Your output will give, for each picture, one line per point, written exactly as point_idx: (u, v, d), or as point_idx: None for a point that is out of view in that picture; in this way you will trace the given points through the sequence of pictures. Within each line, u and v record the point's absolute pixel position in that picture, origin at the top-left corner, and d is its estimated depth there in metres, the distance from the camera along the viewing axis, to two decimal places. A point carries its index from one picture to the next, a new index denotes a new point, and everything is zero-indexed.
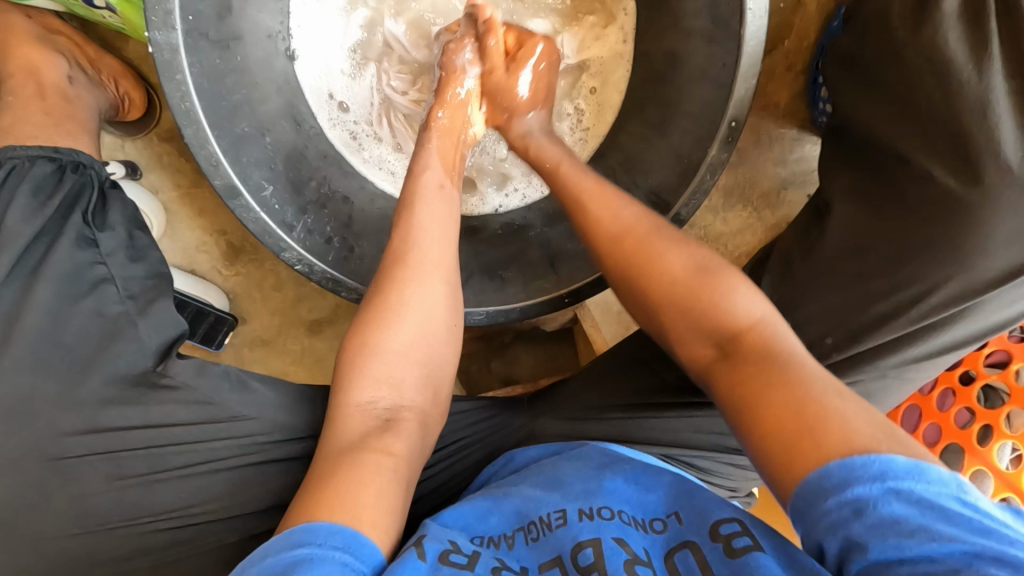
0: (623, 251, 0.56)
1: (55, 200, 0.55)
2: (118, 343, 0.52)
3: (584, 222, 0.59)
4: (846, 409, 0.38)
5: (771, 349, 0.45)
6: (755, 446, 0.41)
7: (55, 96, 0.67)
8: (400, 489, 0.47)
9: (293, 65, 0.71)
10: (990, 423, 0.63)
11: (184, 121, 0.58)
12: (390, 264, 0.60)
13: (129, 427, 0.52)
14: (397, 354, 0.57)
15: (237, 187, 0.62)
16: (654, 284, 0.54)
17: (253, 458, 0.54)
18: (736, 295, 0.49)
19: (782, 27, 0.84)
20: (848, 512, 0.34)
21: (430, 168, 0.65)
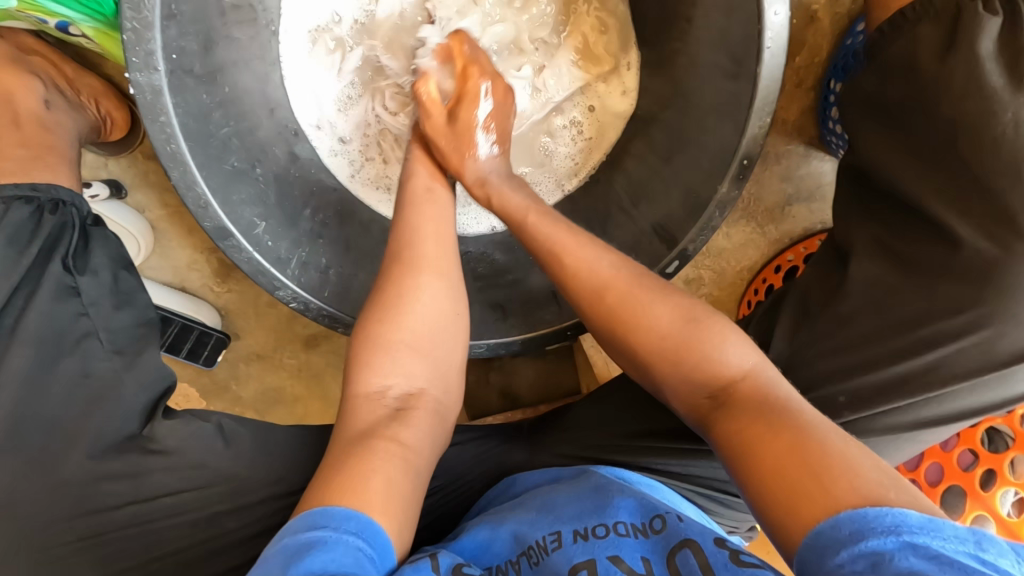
0: (604, 309, 0.50)
1: (35, 245, 0.53)
2: (102, 407, 0.52)
3: (561, 276, 0.52)
4: (851, 454, 0.35)
5: (768, 399, 0.40)
6: (761, 500, 0.37)
7: (31, 124, 0.62)
8: (409, 480, 0.44)
9: (285, 90, 0.67)
10: (994, 468, 0.62)
11: (169, 162, 0.53)
12: (390, 261, 0.56)
13: (125, 493, 0.51)
14: (408, 339, 0.52)
15: (228, 228, 0.57)
16: (636, 349, 0.48)
17: (248, 513, 0.54)
18: (725, 343, 0.44)
19: (794, 44, 0.87)
20: (863, 566, 0.30)
21: (416, 172, 0.62)
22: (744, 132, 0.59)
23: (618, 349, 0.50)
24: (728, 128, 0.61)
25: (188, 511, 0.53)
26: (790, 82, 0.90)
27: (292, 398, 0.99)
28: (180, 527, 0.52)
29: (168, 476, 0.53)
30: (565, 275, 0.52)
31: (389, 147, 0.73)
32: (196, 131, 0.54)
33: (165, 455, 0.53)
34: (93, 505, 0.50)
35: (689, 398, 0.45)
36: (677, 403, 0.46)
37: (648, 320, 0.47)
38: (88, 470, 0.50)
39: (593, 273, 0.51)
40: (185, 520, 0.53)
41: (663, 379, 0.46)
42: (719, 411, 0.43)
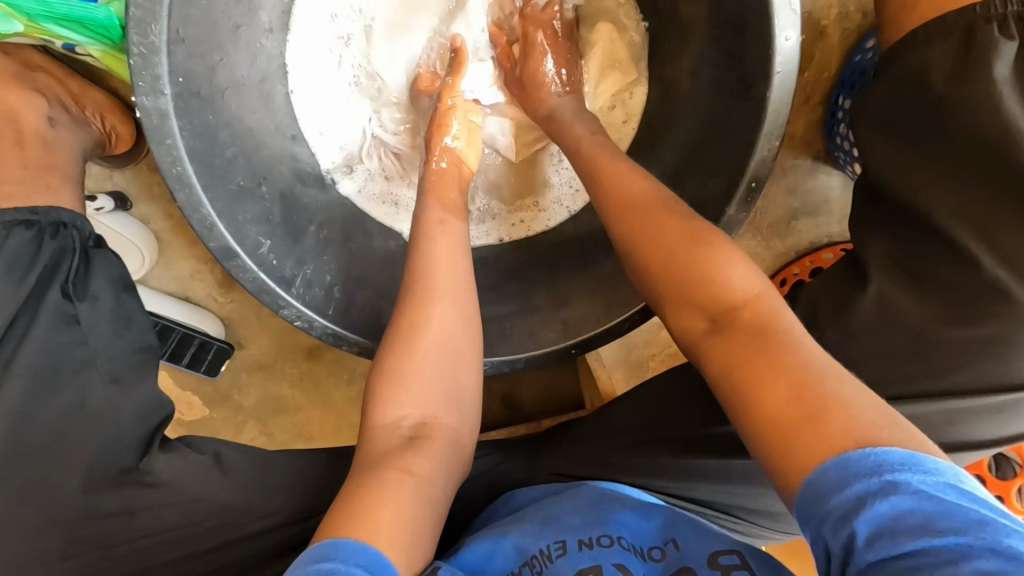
0: (629, 219, 0.52)
1: (34, 274, 0.52)
2: (100, 436, 0.51)
3: (599, 192, 0.57)
4: (846, 393, 0.35)
5: (768, 322, 0.41)
6: (746, 426, 0.38)
7: (34, 142, 0.62)
8: (421, 510, 0.44)
9: (291, 101, 0.67)
10: (1001, 494, 0.62)
11: (175, 184, 0.53)
12: (405, 294, 0.56)
13: (122, 523, 0.51)
14: (420, 372, 0.52)
15: (233, 248, 0.57)
16: (651, 261, 0.49)
17: (247, 540, 0.54)
18: (733, 266, 0.45)
19: (804, 59, 0.86)
20: (848, 510, 0.31)
21: (427, 207, 0.61)
22: (753, 153, 0.59)
23: (631, 262, 0.51)
24: (736, 150, 0.61)
25: (187, 540, 0.52)
26: (799, 97, 0.89)
27: (293, 407, 0.99)
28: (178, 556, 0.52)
29: (165, 503, 0.52)
30: (606, 192, 0.56)
31: (388, 158, 0.74)
32: (201, 152, 0.54)
33: (160, 485, 0.53)
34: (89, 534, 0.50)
35: (691, 324, 0.46)
36: (677, 323, 0.47)
37: (660, 230, 0.49)
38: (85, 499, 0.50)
39: (626, 195, 0.54)
40: (183, 550, 0.52)
41: (672, 296, 0.47)
42: (716, 333, 0.43)
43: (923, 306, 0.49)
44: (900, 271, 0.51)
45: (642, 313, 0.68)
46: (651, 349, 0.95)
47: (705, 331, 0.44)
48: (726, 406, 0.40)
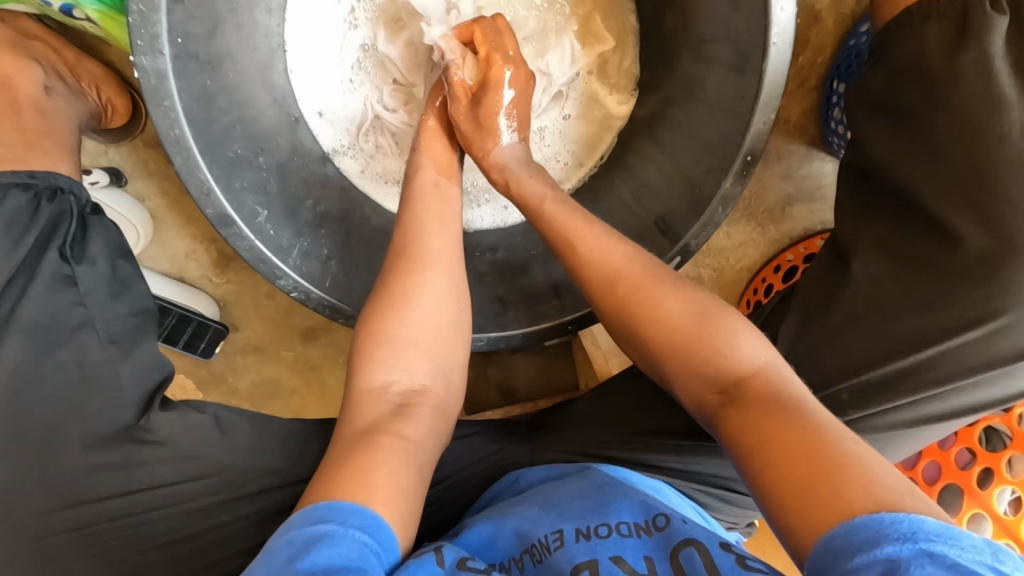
0: (615, 300, 0.50)
1: (29, 236, 0.52)
2: (98, 396, 0.51)
3: (573, 265, 0.54)
4: (868, 458, 0.34)
5: (777, 390, 0.40)
6: (764, 495, 0.36)
7: (29, 110, 0.61)
8: (412, 476, 0.44)
9: (289, 79, 0.67)
10: (991, 466, 0.62)
11: (173, 147, 0.53)
12: (395, 257, 0.56)
13: (115, 482, 0.51)
14: (411, 335, 0.53)
15: (230, 216, 0.57)
16: (650, 339, 0.48)
17: (240, 509, 0.53)
18: (737, 338, 0.44)
19: (798, 43, 0.87)
20: (877, 572, 0.28)
21: (423, 167, 0.62)
22: (748, 127, 0.59)
23: (626, 330, 0.50)
24: (731, 124, 0.62)
25: (173, 511, 0.52)
26: (793, 82, 0.90)
27: (288, 391, 0.99)
28: (171, 517, 0.52)
29: (160, 465, 0.52)
30: (583, 262, 0.53)
31: (384, 138, 0.72)
32: (198, 115, 0.54)
33: (159, 444, 0.52)
34: (84, 492, 0.50)
35: (699, 397, 0.44)
36: (685, 394, 0.46)
37: (663, 310, 0.48)
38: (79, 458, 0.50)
39: (606, 266, 0.51)
40: (176, 511, 0.52)
41: (678, 371, 0.46)
42: (727, 405, 0.42)
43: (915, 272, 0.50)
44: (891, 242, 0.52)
45: None
46: None
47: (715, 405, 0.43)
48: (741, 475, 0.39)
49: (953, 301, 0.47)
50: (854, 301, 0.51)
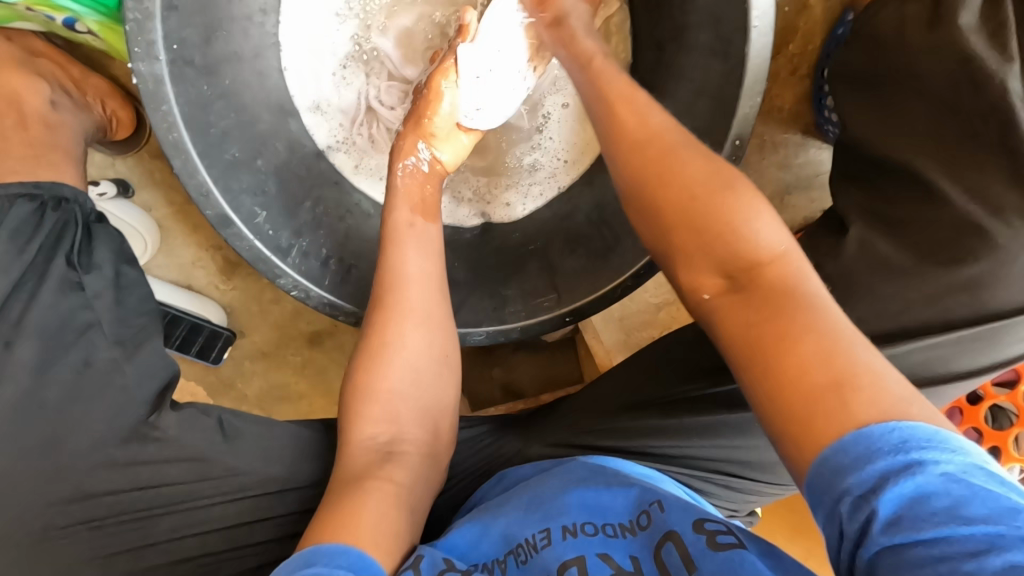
0: (643, 159, 0.45)
1: (36, 244, 0.54)
2: (105, 394, 0.52)
3: (606, 128, 0.49)
4: (875, 366, 0.32)
5: (792, 283, 0.36)
6: (761, 396, 0.35)
7: (37, 124, 0.64)
8: (402, 518, 0.47)
9: (284, 78, 0.69)
10: (998, 444, 0.61)
11: (172, 151, 0.55)
12: (375, 309, 0.57)
13: (118, 477, 0.52)
14: (394, 387, 0.55)
15: (229, 216, 0.59)
16: (661, 209, 0.43)
17: (241, 508, 0.55)
18: (759, 220, 0.39)
19: (787, 31, 0.88)
20: (868, 490, 0.30)
21: (398, 207, 0.61)
22: (736, 110, 0.60)
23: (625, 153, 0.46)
24: (718, 110, 0.62)
25: (181, 513, 0.54)
26: (784, 70, 0.90)
27: (295, 396, 1.00)
28: (176, 529, 0.53)
29: (162, 461, 0.53)
30: (609, 134, 0.49)
31: (377, 131, 0.73)
32: (196, 119, 0.56)
33: (160, 441, 0.54)
34: (89, 487, 0.51)
35: (700, 283, 0.41)
36: (680, 274, 0.42)
37: (676, 174, 0.43)
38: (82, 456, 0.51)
39: (633, 133, 0.47)
40: (179, 525, 0.53)
41: (685, 249, 0.42)
42: (732, 292, 0.39)
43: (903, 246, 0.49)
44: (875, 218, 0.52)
45: (633, 279, 0.70)
46: (650, 331, 0.94)
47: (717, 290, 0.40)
48: (736, 369, 0.37)
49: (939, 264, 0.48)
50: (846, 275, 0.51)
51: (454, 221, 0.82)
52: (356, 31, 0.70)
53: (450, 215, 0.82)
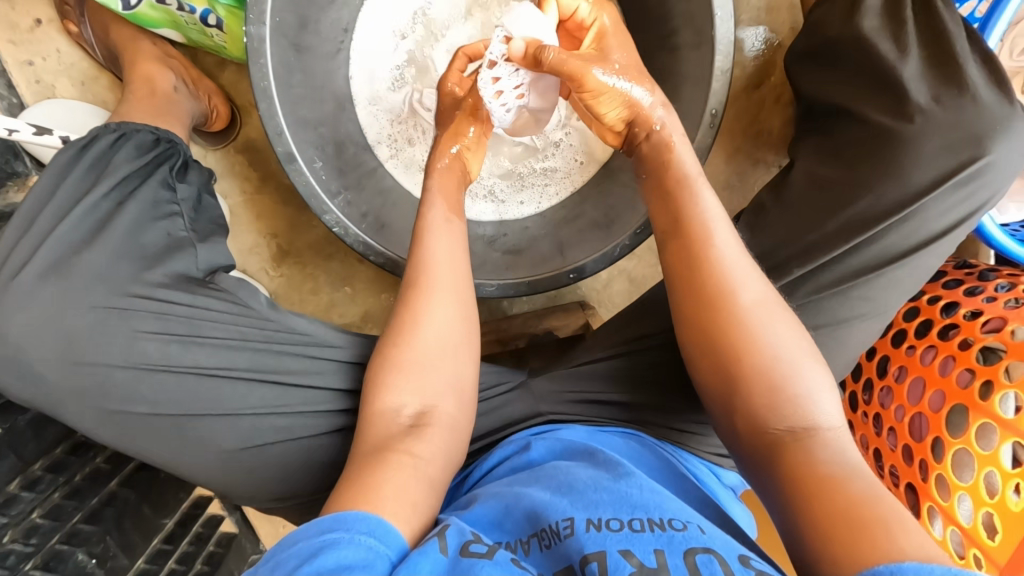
0: (705, 300, 0.58)
1: (149, 157, 0.67)
2: (176, 256, 0.61)
3: (687, 256, 0.60)
4: (886, 510, 0.44)
5: (837, 454, 0.50)
6: (808, 523, 0.46)
7: (161, 97, 0.83)
8: (422, 489, 0.51)
9: (349, 83, 0.88)
10: (990, 378, 0.62)
11: (260, 97, 0.70)
12: (407, 288, 0.64)
13: (181, 300, 0.59)
14: (415, 357, 0.60)
15: (293, 154, 0.73)
16: (736, 370, 0.55)
17: (275, 346, 0.61)
18: (814, 393, 0.53)
19: (767, 66, 1.03)
20: None
21: (434, 206, 0.70)
22: (711, 90, 0.73)
23: (696, 313, 0.58)
24: (701, 90, 0.75)
25: (220, 332, 0.60)
26: (770, 99, 1.05)
27: None
28: (216, 343, 0.59)
29: (222, 311, 0.61)
30: (687, 259, 0.60)
31: (414, 129, 0.90)
32: (282, 80, 0.73)
33: (220, 292, 0.61)
34: (160, 325, 0.58)
35: (763, 430, 0.53)
36: (745, 428, 0.55)
37: (761, 333, 0.55)
38: (150, 303, 0.58)
39: (724, 272, 0.57)
40: (215, 340, 0.60)
41: (748, 395, 0.54)
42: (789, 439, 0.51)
43: (836, 165, 0.59)
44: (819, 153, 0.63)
45: (632, 237, 0.82)
46: None
47: (780, 438, 0.52)
48: (794, 509, 0.48)
49: (874, 170, 0.56)
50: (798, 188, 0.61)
51: (472, 215, 0.95)
52: (409, 50, 0.90)
53: (472, 210, 0.95)
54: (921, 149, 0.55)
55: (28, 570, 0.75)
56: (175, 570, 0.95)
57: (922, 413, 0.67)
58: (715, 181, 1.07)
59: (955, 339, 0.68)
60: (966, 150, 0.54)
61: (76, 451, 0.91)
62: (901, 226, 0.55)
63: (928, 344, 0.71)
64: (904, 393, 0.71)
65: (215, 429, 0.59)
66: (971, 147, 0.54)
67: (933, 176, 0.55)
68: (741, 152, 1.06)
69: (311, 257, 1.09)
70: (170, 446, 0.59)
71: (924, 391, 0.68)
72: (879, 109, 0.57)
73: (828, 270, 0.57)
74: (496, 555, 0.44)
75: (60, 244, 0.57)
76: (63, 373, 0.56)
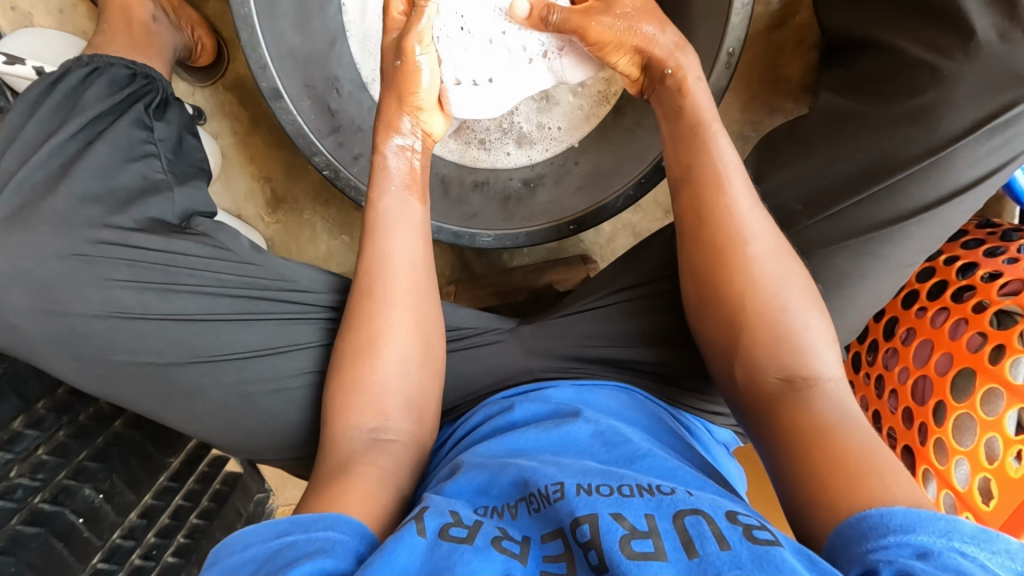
0: (714, 249, 0.56)
1: (122, 95, 0.65)
2: (150, 198, 0.60)
3: (696, 205, 0.58)
4: (886, 463, 0.43)
5: (838, 406, 0.48)
6: (804, 480, 0.44)
7: (141, 29, 0.79)
8: (385, 494, 0.51)
9: (341, 14, 0.83)
10: (1003, 342, 0.59)
11: (241, 26, 0.66)
12: (360, 296, 0.62)
13: (153, 247, 0.58)
14: (375, 376, 0.59)
15: (280, 91, 0.69)
16: (736, 315, 0.54)
17: (255, 290, 0.61)
18: (818, 347, 0.51)
19: (796, 3, 0.95)
20: (909, 552, 0.36)
21: (389, 193, 0.65)
22: (727, 26, 0.68)
23: (701, 260, 0.57)
24: (717, 25, 0.70)
25: (202, 279, 0.60)
26: (794, 41, 0.97)
27: None
28: (199, 288, 0.59)
29: (199, 255, 0.60)
30: (696, 212, 0.58)
31: None
32: (265, 8, 0.69)
33: (197, 234, 0.61)
34: (134, 273, 0.57)
35: (760, 382, 0.52)
36: (743, 375, 0.54)
37: (771, 284, 0.53)
38: (119, 247, 0.57)
39: (734, 222, 0.55)
40: (199, 287, 0.59)
41: (748, 350, 0.53)
42: (790, 390, 0.50)
43: (857, 104, 0.58)
44: (843, 99, 0.60)
45: (635, 187, 0.79)
46: None
47: (776, 389, 0.51)
48: (786, 457, 0.47)
49: (908, 115, 0.54)
50: (816, 136, 0.60)
51: (467, 160, 0.92)
52: None
53: (474, 158, 0.93)
54: (953, 86, 0.53)
55: (37, 503, 0.76)
56: (182, 506, 0.98)
57: (926, 376, 0.65)
58: (730, 131, 1.02)
59: (969, 301, 0.65)
60: (999, 86, 0.52)
61: (77, 392, 0.90)
62: (923, 176, 0.54)
63: (941, 307, 0.67)
64: (910, 356, 0.68)
65: (202, 377, 0.59)
66: (1007, 84, 0.52)
67: (965, 118, 0.53)
68: (757, 101, 1.00)
69: (307, 203, 1.06)
70: (158, 389, 0.59)
71: (931, 354, 0.66)
72: (913, 46, 0.56)
73: (844, 222, 0.56)
74: (476, 540, 0.43)
75: (22, 179, 0.56)
76: (42, 308, 0.55)
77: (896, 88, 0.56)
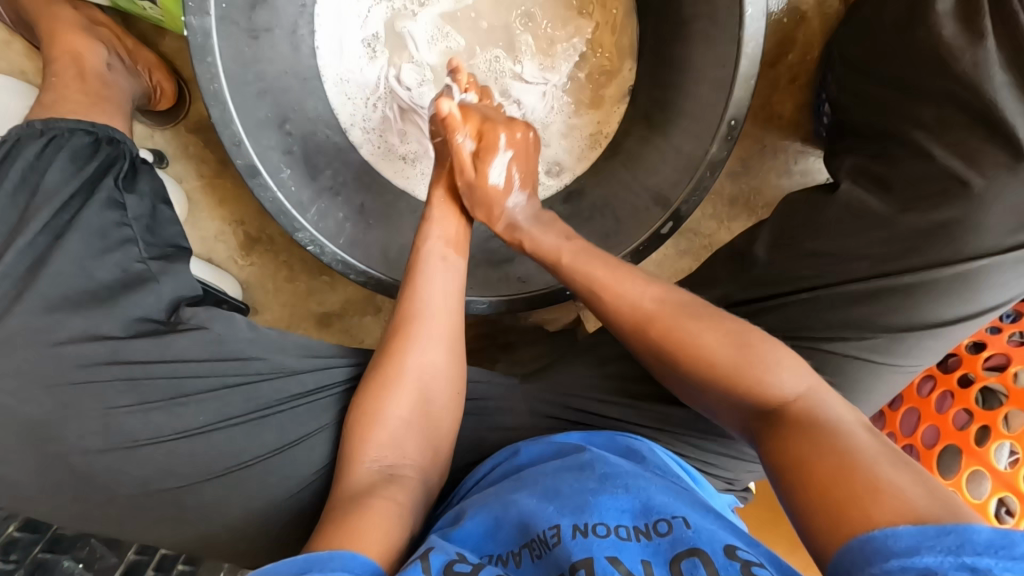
0: (651, 332, 0.57)
1: (89, 167, 0.60)
2: (135, 294, 0.57)
3: (609, 313, 0.61)
4: (894, 475, 0.38)
5: (816, 420, 0.45)
6: (801, 502, 0.41)
7: (95, 80, 0.71)
8: (401, 531, 0.48)
9: (317, 60, 0.80)
10: (988, 423, 0.62)
11: (211, 102, 0.62)
12: (394, 332, 0.62)
13: (150, 358, 0.56)
14: (405, 388, 0.59)
15: (256, 167, 0.65)
16: (688, 373, 0.54)
17: (259, 379, 0.59)
18: (779, 369, 0.49)
19: (787, 41, 0.94)
20: (899, 568, 0.33)
21: (436, 238, 0.68)
22: (732, 94, 0.68)
23: (644, 344, 0.57)
24: (722, 91, 0.69)
25: (208, 382, 0.57)
26: (784, 79, 0.96)
27: None
28: (208, 392, 0.57)
29: (199, 355, 0.57)
30: (616, 312, 0.60)
31: (391, 108, 0.83)
32: (235, 72, 0.64)
33: (191, 330, 0.58)
34: (135, 395, 0.55)
35: (742, 420, 0.50)
36: (725, 408, 0.52)
37: (698, 339, 0.54)
38: (97, 352, 0.54)
39: (638, 305, 0.59)
40: (208, 390, 0.57)
41: (714, 390, 0.52)
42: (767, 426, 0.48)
43: None
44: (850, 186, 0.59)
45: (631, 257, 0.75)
46: None
47: (756, 426, 0.49)
48: (781, 488, 0.44)
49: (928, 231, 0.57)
50: None
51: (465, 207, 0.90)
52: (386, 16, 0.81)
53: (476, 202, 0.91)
54: None
55: None
56: None
57: (913, 445, 0.68)
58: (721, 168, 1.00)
59: (956, 372, 0.67)
60: None
61: None
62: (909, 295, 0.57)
63: (927, 375, 0.69)
64: (897, 422, 0.70)
65: (216, 496, 0.56)
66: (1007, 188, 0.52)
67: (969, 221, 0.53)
68: (749, 137, 0.98)
69: (283, 242, 0.98)
70: (142, 507, 0.54)
71: (918, 424, 0.68)
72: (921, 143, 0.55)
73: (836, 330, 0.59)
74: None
75: None
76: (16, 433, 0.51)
77: (912, 190, 0.58)
